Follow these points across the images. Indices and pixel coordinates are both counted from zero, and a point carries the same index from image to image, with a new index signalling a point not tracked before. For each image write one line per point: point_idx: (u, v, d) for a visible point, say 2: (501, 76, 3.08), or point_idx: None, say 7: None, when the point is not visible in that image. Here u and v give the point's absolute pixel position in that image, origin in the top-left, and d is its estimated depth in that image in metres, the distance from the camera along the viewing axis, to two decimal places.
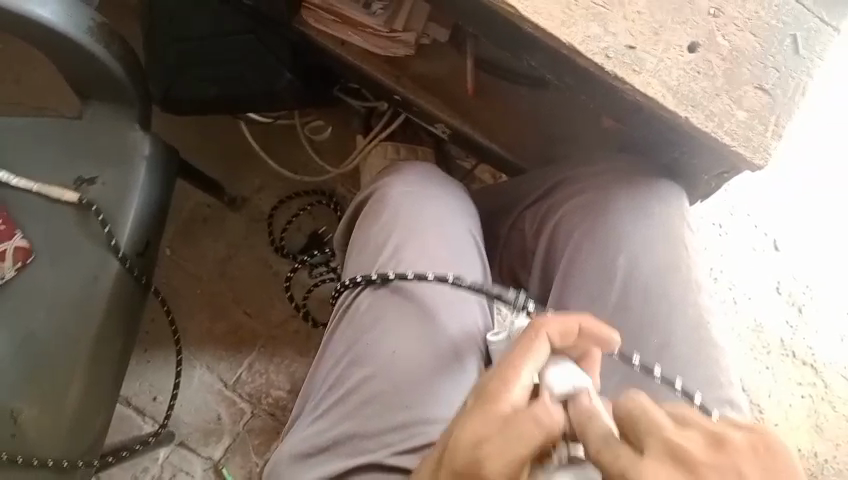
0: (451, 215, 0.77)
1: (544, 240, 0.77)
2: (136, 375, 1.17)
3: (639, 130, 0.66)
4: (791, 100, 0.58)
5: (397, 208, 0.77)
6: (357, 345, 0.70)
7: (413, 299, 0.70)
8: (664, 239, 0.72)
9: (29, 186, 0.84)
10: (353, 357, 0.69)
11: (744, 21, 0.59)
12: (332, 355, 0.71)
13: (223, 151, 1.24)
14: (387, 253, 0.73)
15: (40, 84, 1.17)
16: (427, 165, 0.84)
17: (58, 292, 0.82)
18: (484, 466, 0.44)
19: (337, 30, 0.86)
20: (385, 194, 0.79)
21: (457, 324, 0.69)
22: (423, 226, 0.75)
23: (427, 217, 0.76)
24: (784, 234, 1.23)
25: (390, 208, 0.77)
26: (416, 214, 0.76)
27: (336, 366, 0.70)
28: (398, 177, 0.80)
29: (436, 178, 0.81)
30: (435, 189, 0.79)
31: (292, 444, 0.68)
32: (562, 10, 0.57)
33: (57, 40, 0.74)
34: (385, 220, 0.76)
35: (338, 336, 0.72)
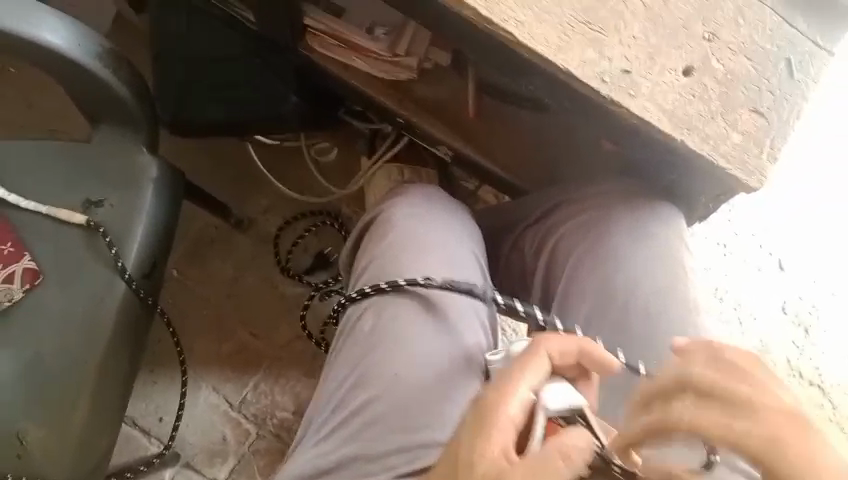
0: (457, 239, 0.78)
1: (544, 258, 0.78)
2: (142, 396, 1.17)
3: (637, 151, 0.66)
4: (786, 123, 0.59)
5: (403, 228, 0.78)
6: (362, 363, 0.70)
7: (419, 320, 0.71)
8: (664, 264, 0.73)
9: (39, 208, 0.86)
10: (358, 376, 0.69)
11: (738, 45, 0.60)
12: (337, 375, 0.71)
13: (230, 172, 1.25)
14: (392, 272, 0.74)
15: (51, 109, 1.20)
16: (431, 189, 0.85)
17: (65, 313, 0.83)
18: None
19: (341, 55, 0.87)
20: (392, 216, 0.80)
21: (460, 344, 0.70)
22: (429, 249, 0.76)
23: (433, 240, 0.77)
24: (789, 254, 1.23)
25: (397, 230, 0.78)
26: (422, 235, 0.77)
27: (341, 386, 0.70)
28: (405, 201, 0.82)
29: (441, 202, 0.83)
30: (440, 213, 0.81)
31: (296, 465, 0.67)
32: (559, 36, 0.58)
33: (64, 65, 0.76)
34: (392, 240, 0.77)
35: (344, 354, 0.72)
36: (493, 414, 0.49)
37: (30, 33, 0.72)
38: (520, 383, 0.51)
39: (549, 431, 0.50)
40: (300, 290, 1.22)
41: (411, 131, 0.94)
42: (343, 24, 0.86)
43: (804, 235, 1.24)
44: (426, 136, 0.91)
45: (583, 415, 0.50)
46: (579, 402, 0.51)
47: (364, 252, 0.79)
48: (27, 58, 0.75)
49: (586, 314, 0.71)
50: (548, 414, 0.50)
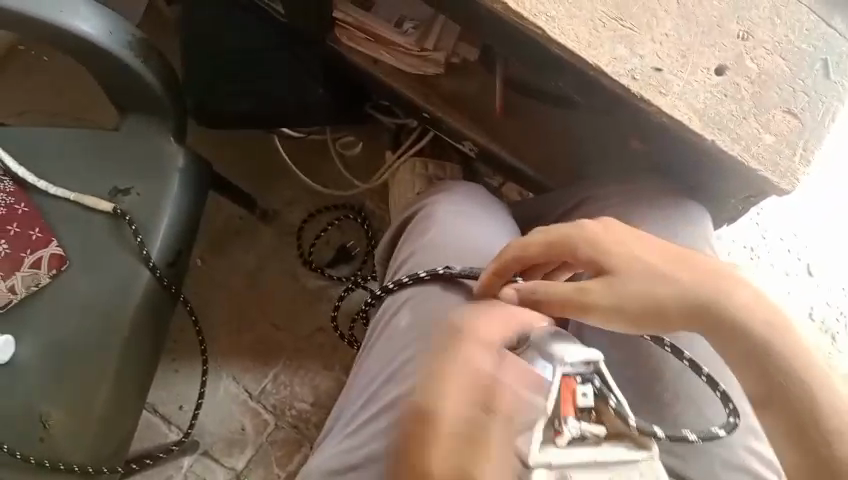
0: (498, 239, 0.76)
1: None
2: (164, 383, 1.19)
3: (666, 151, 0.66)
4: (820, 124, 0.58)
5: (444, 222, 0.76)
6: (393, 363, 0.67)
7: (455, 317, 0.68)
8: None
9: (66, 195, 0.86)
10: (389, 375, 0.66)
11: (773, 44, 0.59)
12: (367, 373, 0.70)
13: (255, 164, 1.25)
14: (429, 266, 0.72)
15: (81, 97, 1.21)
16: (471, 186, 0.83)
17: (91, 299, 0.84)
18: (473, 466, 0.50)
19: (369, 49, 0.87)
20: (432, 211, 0.78)
21: None
22: (471, 246, 0.73)
23: (475, 238, 0.74)
24: (817, 260, 1.21)
25: (438, 224, 0.76)
26: (464, 233, 0.74)
27: (371, 384, 0.68)
28: (445, 196, 0.79)
29: (482, 199, 0.81)
30: (480, 211, 0.78)
31: (322, 462, 0.66)
32: (590, 32, 0.57)
33: (95, 53, 0.76)
34: (432, 235, 0.75)
35: (377, 349, 0.71)
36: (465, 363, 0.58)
37: (60, 20, 0.73)
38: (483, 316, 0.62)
39: (554, 380, 0.53)
40: (322, 283, 1.22)
41: (437, 125, 0.93)
42: (371, 18, 0.85)
43: (834, 241, 1.22)
44: (451, 131, 0.91)
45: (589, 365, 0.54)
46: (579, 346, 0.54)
47: (404, 245, 0.78)
48: (58, 45, 0.75)
49: None
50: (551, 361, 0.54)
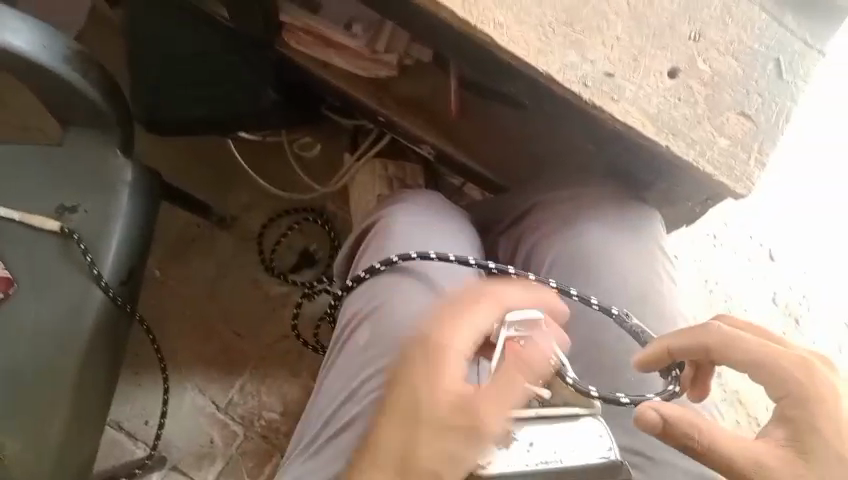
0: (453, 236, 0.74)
1: (524, 249, 0.76)
2: (127, 399, 1.16)
3: (621, 156, 0.64)
4: (774, 126, 0.57)
5: (403, 232, 0.74)
6: (350, 383, 0.66)
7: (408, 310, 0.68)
8: (648, 270, 0.71)
9: (10, 215, 0.83)
10: (346, 395, 0.65)
11: (726, 46, 0.58)
12: (328, 392, 0.68)
13: (211, 170, 1.22)
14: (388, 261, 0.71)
15: (25, 109, 1.17)
16: (430, 193, 0.80)
17: (40, 323, 0.81)
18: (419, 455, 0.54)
19: (318, 52, 0.85)
20: (386, 215, 0.77)
21: None
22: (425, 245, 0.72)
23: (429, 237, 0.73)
24: (779, 244, 1.22)
25: (392, 227, 0.75)
26: (418, 234, 0.73)
27: (332, 403, 0.66)
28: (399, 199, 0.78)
29: (439, 205, 0.78)
30: (435, 211, 0.77)
31: None
32: (539, 38, 0.56)
33: (32, 69, 0.73)
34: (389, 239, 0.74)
35: (336, 368, 0.69)
36: (433, 342, 0.57)
37: None
38: (467, 318, 0.57)
39: (508, 347, 0.55)
40: (285, 290, 1.20)
41: (394, 129, 0.91)
42: (321, 22, 0.83)
43: (795, 227, 1.23)
44: (408, 135, 0.89)
45: (541, 333, 0.57)
46: (535, 314, 0.57)
47: (361, 260, 0.75)
48: None
49: (564, 318, 0.72)
50: (508, 334, 0.57)
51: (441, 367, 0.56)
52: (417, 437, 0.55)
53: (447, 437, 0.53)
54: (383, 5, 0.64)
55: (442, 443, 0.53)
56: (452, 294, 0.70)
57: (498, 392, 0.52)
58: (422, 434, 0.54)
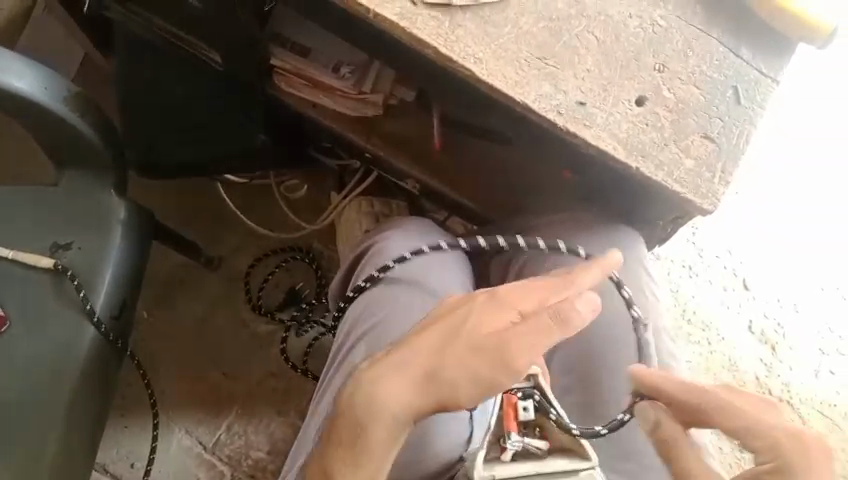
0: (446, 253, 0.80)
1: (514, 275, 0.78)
2: (113, 441, 1.15)
3: (595, 180, 0.69)
4: (735, 147, 0.62)
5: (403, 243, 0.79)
6: None
7: (400, 326, 0.72)
8: (634, 287, 0.74)
9: (5, 253, 0.84)
10: None
11: (688, 75, 0.62)
12: (326, 409, 0.70)
13: (199, 211, 1.24)
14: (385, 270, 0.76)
15: (16, 154, 1.19)
16: (421, 221, 0.84)
17: (33, 359, 0.82)
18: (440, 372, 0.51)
19: (308, 93, 0.89)
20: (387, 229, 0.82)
21: None
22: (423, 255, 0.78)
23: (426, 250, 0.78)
24: (754, 273, 1.26)
25: (392, 239, 0.80)
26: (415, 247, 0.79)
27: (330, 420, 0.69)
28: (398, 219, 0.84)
29: (430, 232, 0.82)
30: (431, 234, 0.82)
31: None
32: (515, 71, 0.60)
33: (30, 111, 0.76)
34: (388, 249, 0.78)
35: (334, 387, 0.71)
36: (501, 295, 0.51)
37: None
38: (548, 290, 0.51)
39: (507, 403, 0.54)
40: (272, 328, 1.21)
41: (379, 165, 0.95)
42: (309, 64, 0.87)
43: (768, 257, 1.26)
44: (394, 169, 0.93)
45: (539, 388, 0.55)
46: (533, 371, 0.56)
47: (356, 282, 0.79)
48: None
49: None
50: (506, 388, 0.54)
51: (496, 315, 0.51)
52: (437, 362, 0.51)
53: (470, 363, 0.50)
54: (369, 44, 0.68)
55: (464, 371, 0.50)
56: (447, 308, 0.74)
57: (538, 350, 0.49)
58: (447, 358, 0.50)
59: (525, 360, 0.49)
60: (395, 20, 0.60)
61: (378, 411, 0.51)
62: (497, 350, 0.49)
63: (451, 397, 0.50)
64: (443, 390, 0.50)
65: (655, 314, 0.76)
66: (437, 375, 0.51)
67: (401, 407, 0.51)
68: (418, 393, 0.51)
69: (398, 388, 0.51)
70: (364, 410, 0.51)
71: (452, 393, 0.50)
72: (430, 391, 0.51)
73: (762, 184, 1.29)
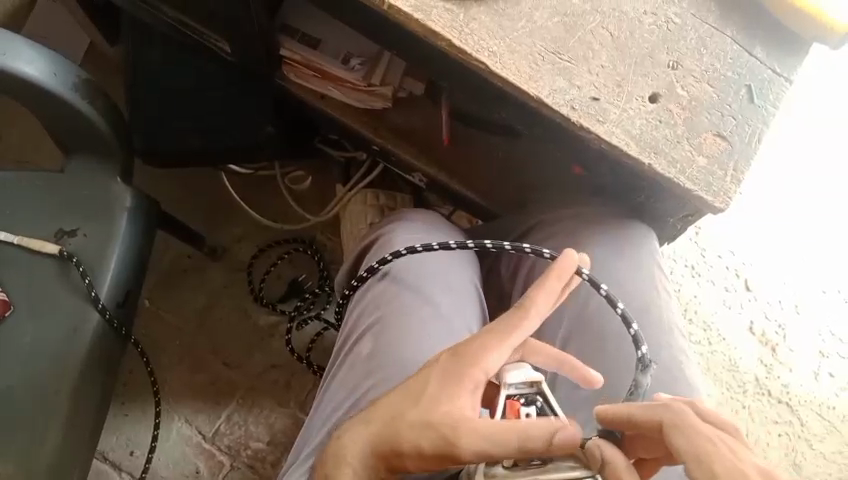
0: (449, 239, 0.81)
1: (523, 272, 0.79)
2: (114, 429, 1.15)
3: (604, 175, 0.69)
4: (748, 146, 0.62)
5: (407, 227, 0.80)
6: (358, 387, 0.68)
7: (406, 311, 0.72)
8: (645, 286, 0.73)
9: (11, 239, 0.84)
10: (355, 400, 0.67)
11: (701, 73, 0.63)
12: (333, 399, 0.69)
13: (203, 201, 1.24)
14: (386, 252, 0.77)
15: (21, 140, 1.19)
16: (426, 212, 0.85)
17: (37, 344, 0.81)
18: (400, 432, 0.54)
19: (318, 85, 0.89)
20: (394, 216, 0.84)
21: (448, 335, 0.71)
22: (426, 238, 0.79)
23: (428, 233, 0.80)
24: (756, 276, 1.26)
25: (396, 224, 0.81)
26: (418, 231, 0.80)
27: (338, 409, 0.68)
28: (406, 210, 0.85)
29: (437, 223, 0.83)
30: (436, 222, 0.83)
31: None
32: (529, 65, 0.60)
33: (39, 96, 0.76)
34: (393, 233, 0.80)
35: (339, 379, 0.71)
36: (468, 349, 0.55)
37: (7, 64, 0.72)
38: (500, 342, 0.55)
39: (510, 408, 0.55)
40: (274, 319, 1.20)
41: (386, 157, 0.95)
42: (319, 55, 0.87)
43: (771, 257, 1.27)
44: (401, 163, 0.93)
45: (542, 393, 0.56)
46: (536, 375, 0.56)
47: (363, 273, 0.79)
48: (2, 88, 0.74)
49: (565, 331, 0.74)
50: (508, 393, 0.56)
51: (458, 380, 0.54)
52: (399, 425, 0.54)
53: (423, 437, 0.53)
54: (382, 37, 0.68)
55: (418, 441, 0.53)
56: (452, 289, 0.75)
57: (484, 436, 0.50)
58: (406, 422, 0.54)
59: (472, 444, 0.51)
60: (410, 12, 0.60)
61: (344, 465, 0.55)
62: (450, 421, 0.52)
63: (406, 463, 0.54)
64: (400, 456, 0.54)
65: (668, 315, 0.73)
66: (395, 437, 0.54)
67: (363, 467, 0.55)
68: (381, 453, 0.55)
69: (362, 447, 0.55)
70: (333, 462, 0.56)
71: (407, 458, 0.54)
72: (390, 455, 0.55)
73: (765, 186, 1.30)
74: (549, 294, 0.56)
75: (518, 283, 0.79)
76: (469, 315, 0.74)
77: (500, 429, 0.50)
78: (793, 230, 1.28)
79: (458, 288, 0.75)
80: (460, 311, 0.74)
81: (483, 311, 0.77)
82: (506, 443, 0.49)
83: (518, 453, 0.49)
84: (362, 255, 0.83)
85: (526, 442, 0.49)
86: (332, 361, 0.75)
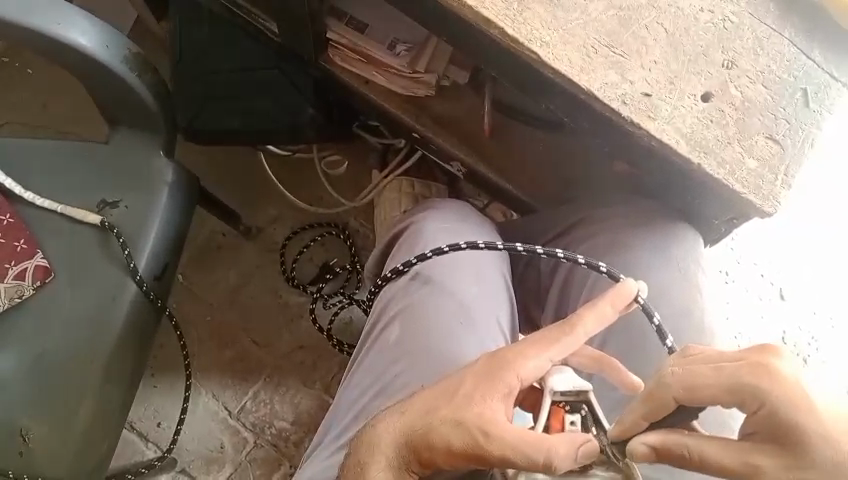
0: (483, 232, 0.80)
1: (560, 275, 0.78)
2: (142, 400, 1.16)
3: (650, 173, 0.69)
4: (800, 151, 0.61)
5: (442, 219, 0.80)
6: (384, 376, 0.69)
7: (435, 301, 0.72)
8: (687, 292, 0.72)
9: (54, 207, 0.84)
10: (380, 388, 0.68)
11: (756, 74, 0.63)
12: (360, 384, 0.70)
13: (241, 180, 1.25)
14: (420, 246, 0.77)
15: (68, 110, 1.21)
16: (462, 204, 0.84)
17: (76, 312, 0.81)
18: (433, 430, 0.55)
19: (363, 69, 0.90)
20: (429, 206, 0.83)
21: (478, 329, 0.70)
22: (458, 231, 0.78)
23: (459, 228, 0.79)
24: (791, 283, 1.19)
25: (429, 216, 0.80)
26: (451, 225, 0.79)
27: (364, 395, 0.69)
28: (442, 200, 0.84)
29: (472, 216, 0.82)
30: (469, 214, 0.82)
31: (313, 473, 0.66)
32: (582, 57, 0.61)
33: (90, 67, 0.75)
34: (425, 225, 0.79)
35: (366, 363, 0.71)
36: (498, 358, 0.56)
37: (57, 32, 0.72)
38: (538, 351, 0.54)
39: (554, 416, 0.53)
40: (304, 300, 1.21)
41: (426, 146, 0.95)
42: (365, 39, 0.88)
43: (812, 266, 1.20)
44: (441, 152, 0.93)
45: (588, 403, 0.53)
46: (584, 385, 0.52)
47: (397, 256, 0.79)
48: (56, 59, 0.75)
49: (602, 334, 0.74)
50: (553, 399, 0.53)
51: (492, 384, 0.55)
52: (433, 421, 0.55)
53: (453, 434, 0.54)
54: (433, 24, 0.69)
55: (449, 437, 0.54)
56: (484, 284, 0.74)
57: (512, 447, 0.51)
58: (440, 419, 0.55)
59: (500, 448, 0.51)
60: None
61: (378, 454, 0.57)
62: (481, 422, 0.53)
63: (436, 460, 0.55)
64: (429, 451, 0.55)
65: (711, 322, 0.71)
66: (428, 437, 0.55)
67: (396, 459, 0.56)
68: (412, 448, 0.56)
69: (394, 442, 0.57)
70: (368, 450, 0.58)
71: (437, 454, 0.54)
72: (421, 449, 0.55)
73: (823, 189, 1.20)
74: (598, 316, 0.55)
75: (552, 293, 0.78)
76: (498, 306, 0.73)
77: (525, 437, 0.50)
78: (842, 239, 1.20)
79: (491, 282, 0.74)
80: (492, 305, 0.73)
81: (513, 305, 0.76)
82: (532, 458, 0.50)
83: (543, 468, 0.50)
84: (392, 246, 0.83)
85: (552, 460, 0.49)
86: (360, 345, 0.75)
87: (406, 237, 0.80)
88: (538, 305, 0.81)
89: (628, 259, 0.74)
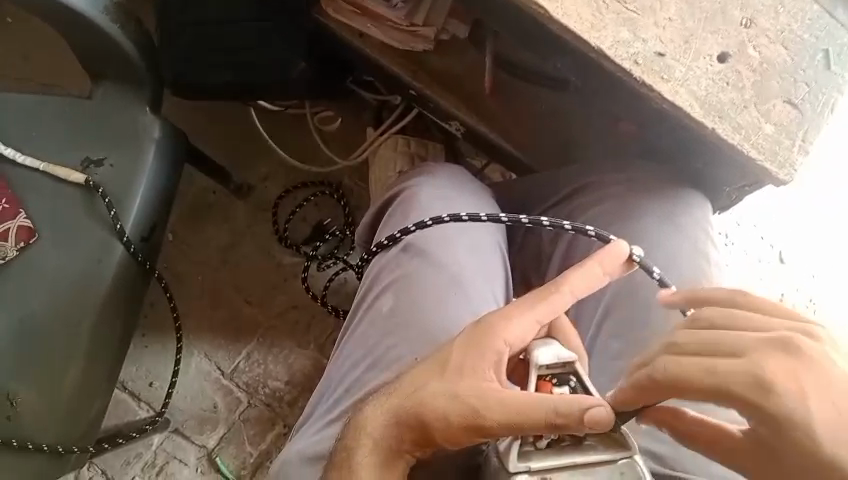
0: (472, 194, 0.77)
1: (561, 242, 0.76)
2: (133, 360, 1.14)
3: (661, 135, 0.66)
4: (819, 115, 0.59)
5: (432, 182, 0.77)
6: (376, 349, 0.67)
7: (424, 270, 0.69)
8: (693, 258, 0.70)
9: (35, 165, 0.80)
10: (372, 360, 0.66)
11: (775, 34, 0.60)
12: (351, 355, 0.68)
13: (229, 136, 1.22)
14: (411, 212, 0.74)
15: (48, 60, 1.17)
16: (457, 167, 0.81)
17: (59, 273, 0.78)
18: (424, 403, 0.53)
19: (356, 21, 0.86)
20: (422, 169, 0.80)
21: (469, 296, 0.68)
22: (447, 194, 0.76)
23: (449, 190, 0.76)
24: (792, 246, 1.17)
25: (419, 179, 0.78)
26: (439, 188, 0.76)
27: (356, 368, 0.67)
28: (435, 164, 0.81)
29: (464, 178, 0.79)
30: (460, 176, 0.79)
31: (303, 446, 0.65)
32: (592, 12, 0.58)
33: (70, 19, 0.71)
34: (414, 190, 0.77)
35: (358, 335, 0.69)
36: (485, 325, 0.54)
37: None
38: (526, 315, 0.53)
39: (542, 389, 0.52)
40: (297, 260, 1.18)
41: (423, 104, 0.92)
42: None
43: (814, 230, 1.18)
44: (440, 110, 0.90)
45: (576, 373, 0.51)
46: (569, 357, 0.51)
47: (386, 227, 0.77)
48: (35, 12, 0.71)
49: (602, 308, 0.71)
50: (539, 373, 0.52)
51: (480, 352, 0.53)
52: (422, 395, 0.53)
53: (445, 406, 0.52)
54: None
55: (446, 412, 0.52)
56: (475, 247, 0.71)
57: (514, 410, 0.49)
58: (430, 393, 0.53)
59: (499, 414, 0.49)
60: None
61: (363, 430, 0.55)
62: (475, 393, 0.51)
63: (430, 435, 0.53)
64: (422, 426, 0.53)
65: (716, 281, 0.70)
66: (420, 411, 0.53)
67: (383, 437, 0.55)
68: (397, 423, 0.54)
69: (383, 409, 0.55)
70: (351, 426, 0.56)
71: (434, 428, 0.53)
72: (410, 423, 0.54)
73: (828, 153, 1.18)
74: (582, 282, 0.54)
75: (553, 259, 0.76)
76: (494, 276, 0.71)
77: (529, 400, 0.48)
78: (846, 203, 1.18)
79: (482, 247, 0.72)
80: (484, 272, 0.70)
81: (507, 270, 0.73)
82: (537, 418, 0.47)
83: (549, 431, 0.47)
84: (386, 208, 0.80)
85: (558, 421, 0.46)
86: (350, 316, 0.73)
87: (398, 203, 0.77)
88: (538, 272, 0.78)
89: (632, 222, 0.72)
